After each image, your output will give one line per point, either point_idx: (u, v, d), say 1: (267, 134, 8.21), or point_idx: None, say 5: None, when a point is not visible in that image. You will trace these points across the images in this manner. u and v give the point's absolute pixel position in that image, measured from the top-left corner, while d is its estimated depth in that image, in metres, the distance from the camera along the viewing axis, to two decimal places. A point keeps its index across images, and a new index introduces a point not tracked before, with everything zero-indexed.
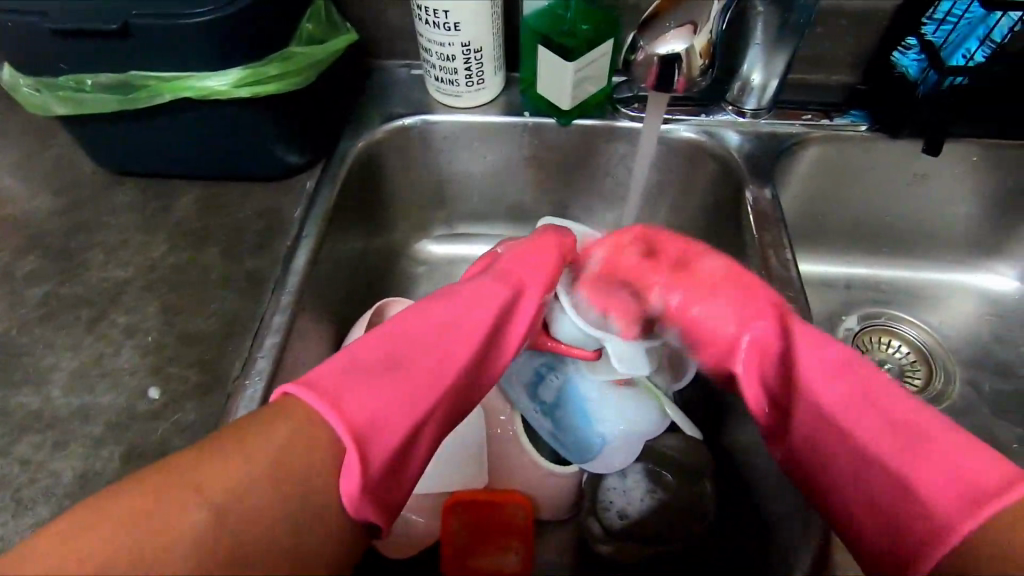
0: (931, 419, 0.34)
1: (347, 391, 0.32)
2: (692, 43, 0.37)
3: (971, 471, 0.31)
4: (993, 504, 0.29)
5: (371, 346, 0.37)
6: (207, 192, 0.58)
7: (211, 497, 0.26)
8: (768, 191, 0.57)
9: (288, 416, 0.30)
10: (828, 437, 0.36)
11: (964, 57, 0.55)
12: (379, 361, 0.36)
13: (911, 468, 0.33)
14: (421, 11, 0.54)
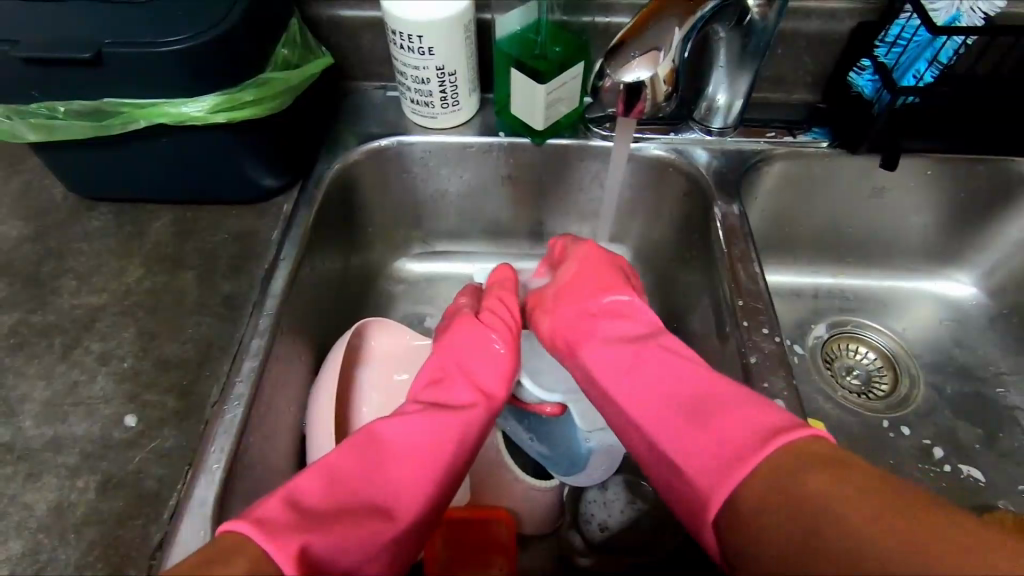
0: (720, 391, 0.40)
1: (299, 526, 0.32)
2: (657, 70, 0.39)
3: (749, 418, 0.36)
4: (779, 437, 0.34)
5: (328, 471, 0.37)
6: (183, 215, 0.58)
7: None
8: (736, 206, 0.59)
9: (240, 552, 0.29)
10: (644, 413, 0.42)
11: (914, 78, 0.58)
12: (331, 494, 0.36)
13: (712, 428, 0.37)
14: (396, 36, 0.55)
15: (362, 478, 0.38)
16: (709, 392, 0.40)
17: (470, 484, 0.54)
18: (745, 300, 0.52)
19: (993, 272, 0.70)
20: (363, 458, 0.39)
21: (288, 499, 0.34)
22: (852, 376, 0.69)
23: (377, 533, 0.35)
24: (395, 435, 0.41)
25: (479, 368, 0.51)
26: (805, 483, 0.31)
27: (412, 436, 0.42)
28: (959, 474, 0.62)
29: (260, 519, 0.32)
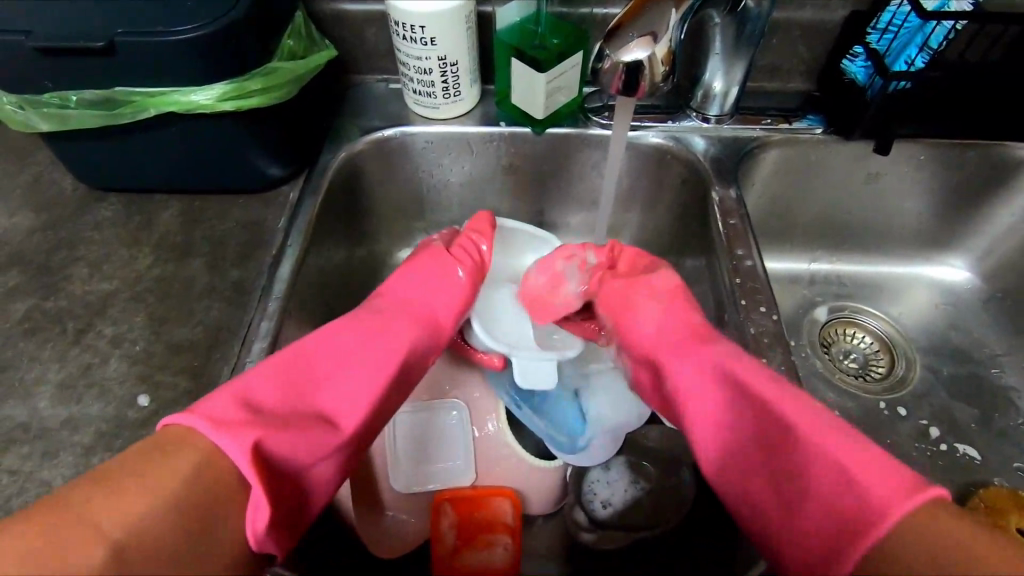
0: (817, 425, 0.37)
1: (250, 422, 0.35)
2: (654, 50, 0.40)
3: (864, 481, 0.33)
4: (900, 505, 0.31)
5: (275, 378, 0.39)
6: (191, 205, 0.59)
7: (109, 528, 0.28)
8: (733, 191, 0.61)
9: (180, 447, 0.32)
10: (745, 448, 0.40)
11: (906, 63, 0.59)
12: (279, 399, 0.38)
13: (822, 482, 0.35)
14: (398, 27, 0.56)
15: (313, 382, 0.41)
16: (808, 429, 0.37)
17: (475, 462, 0.54)
18: (743, 280, 0.54)
19: (987, 256, 0.71)
20: (315, 368, 0.42)
21: (239, 393, 0.37)
22: (850, 360, 0.70)
23: (329, 434, 0.38)
24: (345, 349, 0.44)
25: (427, 296, 0.55)
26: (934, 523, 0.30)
27: (359, 349, 0.45)
28: (955, 453, 0.63)
29: (213, 418, 0.34)
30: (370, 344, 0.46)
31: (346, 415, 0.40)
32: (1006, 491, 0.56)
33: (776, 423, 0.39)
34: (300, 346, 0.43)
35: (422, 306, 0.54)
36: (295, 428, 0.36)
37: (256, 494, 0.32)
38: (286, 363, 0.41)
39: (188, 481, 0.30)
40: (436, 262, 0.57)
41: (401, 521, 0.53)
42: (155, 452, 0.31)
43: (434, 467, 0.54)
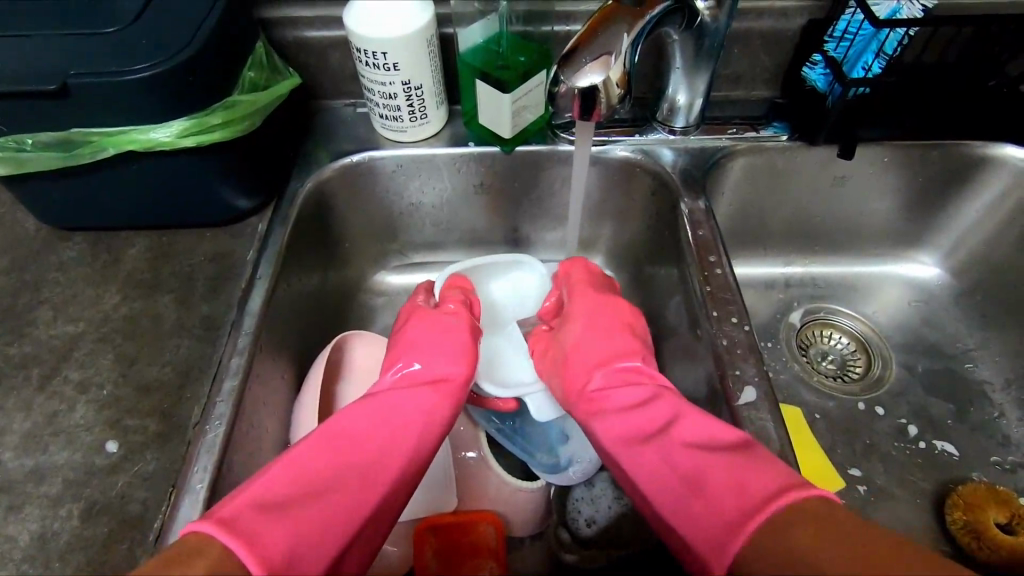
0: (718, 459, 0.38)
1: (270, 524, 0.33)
2: (609, 74, 0.40)
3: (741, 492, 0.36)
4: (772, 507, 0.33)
5: (289, 469, 0.37)
6: (158, 240, 0.59)
7: None
8: (701, 202, 0.61)
9: (204, 550, 0.30)
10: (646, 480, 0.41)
11: (863, 69, 0.60)
12: (295, 490, 0.36)
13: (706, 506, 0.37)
14: (360, 53, 0.56)
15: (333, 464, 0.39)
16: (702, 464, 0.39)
17: (457, 487, 0.53)
18: (714, 291, 0.54)
19: (955, 251, 0.72)
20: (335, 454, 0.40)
21: (257, 489, 0.35)
22: (828, 361, 0.71)
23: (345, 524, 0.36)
24: (355, 432, 0.42)
25: (437, 359, 0.51)
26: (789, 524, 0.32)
27: (369, 430, 0.43)
28: (934, 450, 0.63)
29: (228, 519, 0.32)
30: (384, 423, 0.44)
31: (364, 504, 0.38)
32: (984, 486, 0.57)
33: (684, 454, 0.40)
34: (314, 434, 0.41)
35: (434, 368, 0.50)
36: (318, 521, 0.35)
37: None
38: (304, 453, 0.39)
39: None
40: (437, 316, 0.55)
41: (384, 554, 0.51)
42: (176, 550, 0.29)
43: (419, 493, 0.52)
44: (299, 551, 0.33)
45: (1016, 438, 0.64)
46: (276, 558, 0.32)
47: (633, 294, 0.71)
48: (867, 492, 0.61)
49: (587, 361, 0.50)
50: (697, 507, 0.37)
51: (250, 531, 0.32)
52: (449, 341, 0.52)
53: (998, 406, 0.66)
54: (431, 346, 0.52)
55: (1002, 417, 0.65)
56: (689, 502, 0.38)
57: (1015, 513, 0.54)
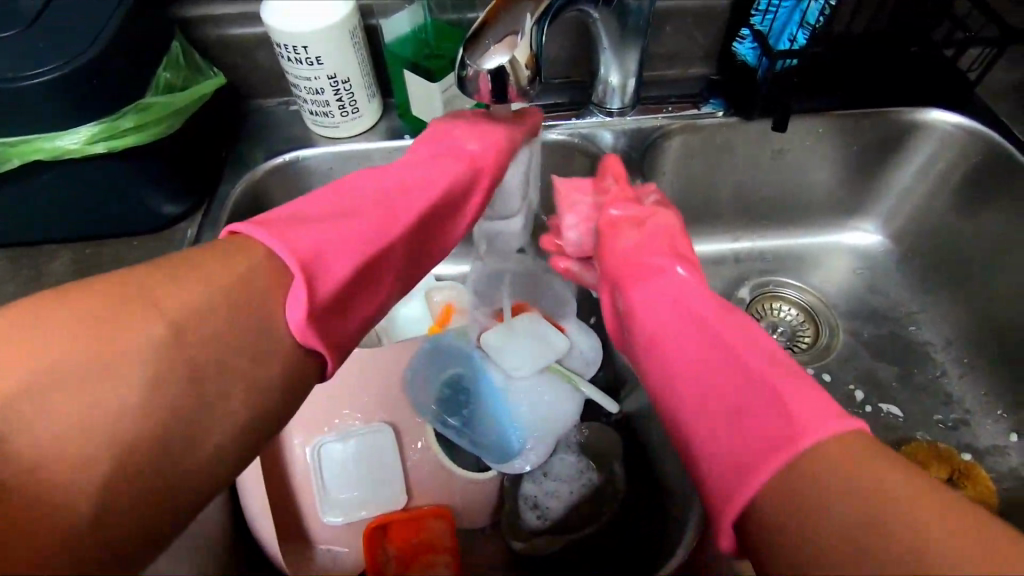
0: (771, 366, 0.35)
1: (336, 237, 0.39)
2: (515, 55, 0.38)
3: (791, 412, 0.31)
4: (809, 437, 0.30)
5: (362, 197, 0.44)
6: (82, 252, 0.57)
7: (167, 323, 0.30)
8: (639, 181, 0.62)
9: (253, 245, 0.35)
10: (667, 387, 0.38)
11: (789, 40, 0.61)
12: (363, 206, 0.43)
13: (739, 416, 0.33)
14: (281, 48, 0.55)
15: (406, 211, 0.45)
16: (747, 357, 0.36)
17: (407, 485, 0.54)
18: None
19: (895, 217, 0.74)
20: (392, 217, 0.44)
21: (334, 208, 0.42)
22: (777, 333, 0.71)
23: (358, 225, 0.41)
24: (410, 183, 0.48)
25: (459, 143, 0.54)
26: (850, 449, 0.29)
27: (411, 189, 0.48)
28: (879, 413, 0.65)
29: (308, 217, 0.40)
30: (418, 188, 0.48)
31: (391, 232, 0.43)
32: (926, 445, 0.61)
33: (723, 348, 0.37)
34: (380, 184, 0.47)
35: (484, 155, 0.54)
36: (348, 237, 0.40)
37: (296, 282, 0.35)
38: (384, 193, 0.46)
39: (243, 274, 0.33)
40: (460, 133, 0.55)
41: (338, 554, 0.53)
42: (223, 247, 0.34)
43: (370, 491, 0.53)
44: (337, 247, 0.39)
45: (959, 396, 0.65)
46: (305, 253, 0.36)
47: None
48: None
49: (629, 254, 0.50)
50: (744, 420, 0.32)
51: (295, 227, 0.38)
52: (479, 134, 0.55)
53: (941, 365, 0.67)
54: (466, 137, 0.54)
55: (945, 376, 0.67)
56: (723, 394, 0.35)
57: (957, 468, 0.58)
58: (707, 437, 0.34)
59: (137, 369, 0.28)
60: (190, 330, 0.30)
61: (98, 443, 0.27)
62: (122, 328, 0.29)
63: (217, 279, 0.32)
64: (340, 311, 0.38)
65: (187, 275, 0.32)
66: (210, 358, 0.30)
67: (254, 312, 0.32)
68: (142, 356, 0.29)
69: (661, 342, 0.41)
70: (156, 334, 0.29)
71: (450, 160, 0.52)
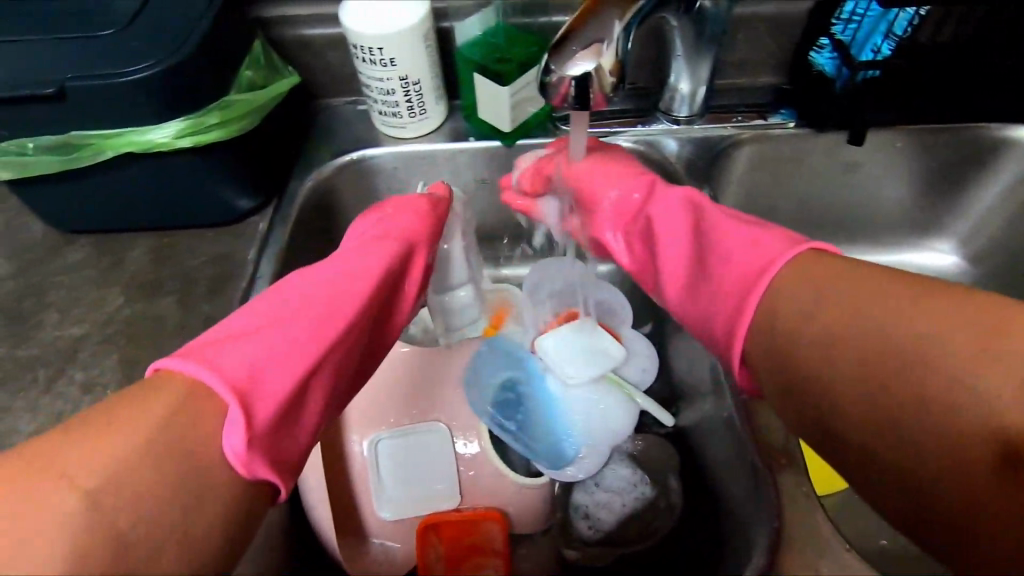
0: (753, 230, 0.41)
1: (265, 357, 0.34)
2: (601, 62, 0.38)
3: (752, 249, 0.40)
4: (772, 268, 0.37)
5: (292, 297, 0.39)
6: (160, 241, 0.59)
7: (83, 479, 0.26)
8: (706, 190, 0.61)
9: (168, 384, 0.30)
10: (669, 271, 0.46)
11: (873, 50, 0.60)
12: (286, 312, 0.38)
13: (724, 270, 0.41)
14: (357, 49, 0.56)
15: (345, 309, 0.40)
16: (724, 228, 0.43)
17: (461, 485, 0.54)
18: None
19: (974, 238, 0.70)
20: (329, 316, 0.39)
21: (249, 323, 0.37)
22: None
23: (290, 335, 0.36)
24: (330, 273, 0.42)
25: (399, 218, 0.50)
26: (861, 291, 0.32)
27: (325, 280, 0.41)
28: None
29: (228, 332, 0.36)
30: (345, 276, 0.42)
31: (338, 343, 0.39)
32: None
33: (713, 232, 0.44)
34: (307, 280, 0.41)
35: (418, 231, 0.50)
36: (280, 349, 0.35)
37: (232, 416, 0.31)
38: (318, 290, 0.40)
39: (175, 406, 0.29)
40: (415, 203, 0.52)
41: (389, 548, 0.54)
42: (132, 391, 0.30)
43: (423, 488, 0.53)
44: (270, 366, 0.34)
45: None
46: (239, 381, 0.32)
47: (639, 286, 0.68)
48: None
49: (606, 189, 0.52)
50: (724, 273, 0.41)
51: (216, 351, 0.33)
52: (399, 209, 0.51)
53: None
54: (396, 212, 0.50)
55: None
56: (715, 264, 0.42)
57: None
58: (710, 296, 0.41)
59: (55, 536, 0.24)
60: (118, 481, 0.26)
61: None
62: (40, 488, 0.25)
63: (145, 418, 0.28)
64: (285, 428, 0.34)
65: (103, 424, 0.28)
66: (147, 502, 0.26)
67: (192, 443, 0.29)
68: (64, 518, 0.25)
69: (659, 242, 0.48)
70: (75, 500, 0.25)
71: (388, 239, 0.48)
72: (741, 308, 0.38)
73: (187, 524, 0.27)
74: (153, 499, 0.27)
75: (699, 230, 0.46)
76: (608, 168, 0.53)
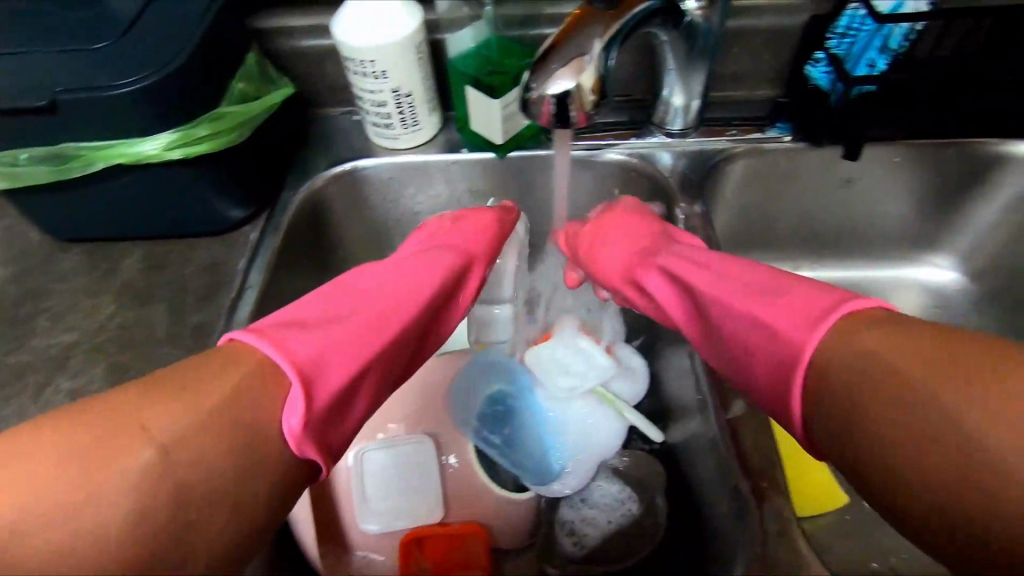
0: (797, 281, 0.38)
1: (331, 343, 0.37)
2: (581, 80, 0.38)
3: (797, 305, 0.36)
4: (830, 319, 0.33)
5: (354, 294, 0.43)
6: (153, 250, 0.60)
7: (161, 434, 0.28)
8: (699, 206, 0.60)
9: (247, 357, 0.33)
10: (715, 335, 0.42)
11: (867, 65, 0.58)
12: (351, 306, 0.41)
13: (768, 319, 0.37)
14: (349, 62, 0.57)
15: (404, 312, 0.43)
16: (765, 281, 0.39)
17: (445, 500, 0.54)
18: None
19: (974, 254, 0.69)
20: (385, 315, 0.42)
21: (313, 311, 0.40)
22: None
23: (353, 329, 0.39)
24: (392, 274, 0.46)
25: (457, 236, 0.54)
26: (891, 364, 0.30)
27: (388, 280, 0.45)
28: None
29: (295, 319, 0.39)
30: (401, 281, 0.46)
31: (394, 339, 0.42)
32: None
33: (740, 284, 0.40)
34: (365, 279, 0.45)
35: (473, 247, 0.54)
36: (343, 339, 0.38)
37: (293, 395, 0.33)
38: (375, 290, 0.44)
39: (235, 387, 0.32)
40: (478, 224, 0.56)
41: (372, 560, 0.53)
42: (215, 358, 0.33)
43: (408, 502, 0.53)
44: (334, 353, 0.37)
45: None
46: (306, 362, 0.35)
47: None
48: None
49: (618, 260, 0.53)
50: (770, 317, 0.37)
51: (285, 335, 0.36)
52: (467, 224, 0.56)
53: None
54: (463, 229, 0.55)
55: None
56: (754, 306, 0.38)
57: None
58: (750, 356, 0.38)
59: (131, 480, 0.27)
60: (190, 442, 0.29)
61: (103, 555, 0.26)
62: (122, 439, 0.28)
63: (205, 401, 0.31)
64: (336, 416, 0.37)
65: (179, 393, 0.30)
66: (201, 476, 0.29)
67: (248, 420, 0.31)
68: (140, 467, 0.27)
69: (691, 295, 0.45)
70: (153, 453, 0.28)
71: (446, 252, 0.51)
72: (793, 373, 0.34)
73: (221, 500, 0.29)
74: (216, 464, 0.29)
75: (711, 276, 0.43)
76: (616, 230, 0.55)
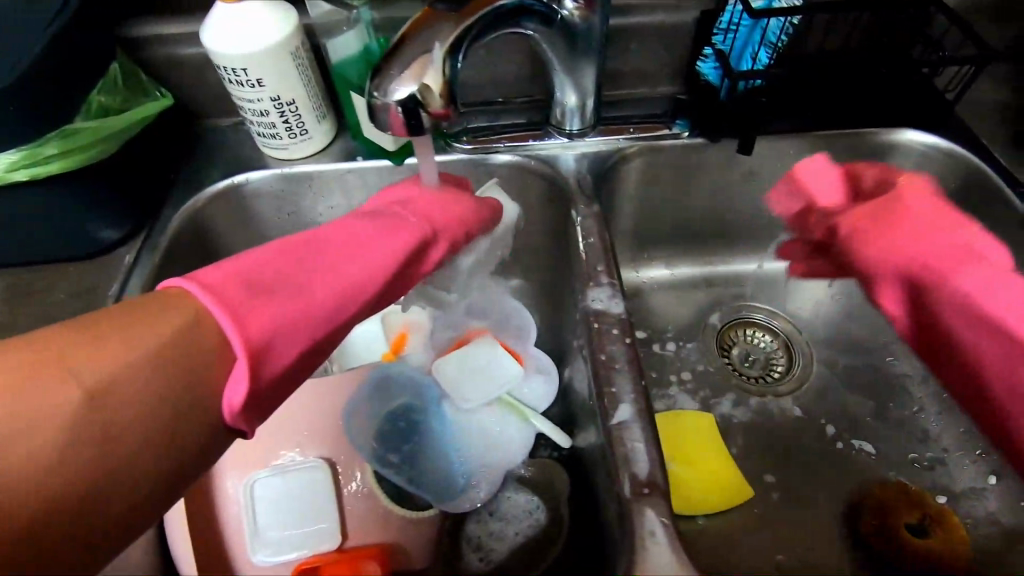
0: None
1: (283, 318, 0.39)
2: (425, 83, 0.37)
3: None
4: None
5: (305, 260, 0.43)
6: (18, 278, 0.55)
7: (91, 376, 0.32)
8: (595, 207, 0.59)
9: (179, 307, 0.36)
10: None
11: (750, 59, 0.59)
12: (301, 274, 0.42)
13: None
14: (222, 70, 0.54)
15: (358, 289, 0.44)
16: None
17: (342, 526, 0.51)
18: (599, 311, 0.51)
19: None
20: (339, 293, 0.43)
21: (258, 268, 0.41)
22: (749, 362, 0.68)
23: (305, 305, 0.41)
24: (351, 243, 0.46)
25: (430, 210, 0.51)
26: None
27: (346, 249, 0.45)
28: (850, 450, 0.61)
29: (243, 276, 0.40)
30: (359, 254, 0.45)
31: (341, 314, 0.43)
32: (898, 487, 0.57)
33: None
34: (315, 238, 0.46)
35: (443, 223, 0.51)
36: (291, 314, 0.40)
37: (236, 373, 0.36)
38: (328, 258, 0.44)
39: (159, 350, 0.34)
40: (439, 200, 0.52)
41: None
42: (154, 304, 0.36)
43: (301, 528, 0.51)
44: (280, 331, 0.39)
45: (935, 433, 0.62)
46: (253, 343, 0.37)
47: (543, 303, 0.67)
48: (779, 499, 0.58)
49: None
50: None
51: (238, 308, 0.38)
52: (434, 200, 0.52)
53: (918, 401, 0.64)
54: (431, 202, 0.52)
55: (922, 412, 0.63)
56: None
57: (928, 513, 0.54)
58: None
59: (66, 408, 0.31)
60: (122, 382, 0.32)
61: (26, 484, 0.29)
62: (53, 378, 0.31)
63: (145, 339, 0.34)
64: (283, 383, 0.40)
65: (116, 336, 0.33)
66: (135, 413, 0.32)
67: (183, 374, 0.34)
68: (71, 404, 0.31)
69: None
70: (81, 393, 0.31)
71: (411, 224, 0.49)
72: None
73: (136, 455, 0.32)
74: (142, 409, 0.33)
75: None
76: None
